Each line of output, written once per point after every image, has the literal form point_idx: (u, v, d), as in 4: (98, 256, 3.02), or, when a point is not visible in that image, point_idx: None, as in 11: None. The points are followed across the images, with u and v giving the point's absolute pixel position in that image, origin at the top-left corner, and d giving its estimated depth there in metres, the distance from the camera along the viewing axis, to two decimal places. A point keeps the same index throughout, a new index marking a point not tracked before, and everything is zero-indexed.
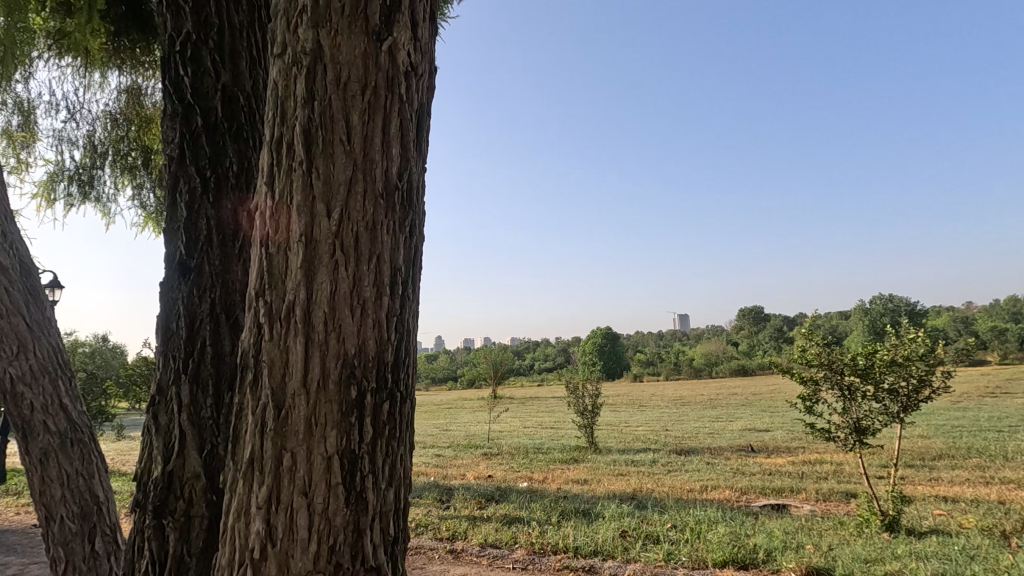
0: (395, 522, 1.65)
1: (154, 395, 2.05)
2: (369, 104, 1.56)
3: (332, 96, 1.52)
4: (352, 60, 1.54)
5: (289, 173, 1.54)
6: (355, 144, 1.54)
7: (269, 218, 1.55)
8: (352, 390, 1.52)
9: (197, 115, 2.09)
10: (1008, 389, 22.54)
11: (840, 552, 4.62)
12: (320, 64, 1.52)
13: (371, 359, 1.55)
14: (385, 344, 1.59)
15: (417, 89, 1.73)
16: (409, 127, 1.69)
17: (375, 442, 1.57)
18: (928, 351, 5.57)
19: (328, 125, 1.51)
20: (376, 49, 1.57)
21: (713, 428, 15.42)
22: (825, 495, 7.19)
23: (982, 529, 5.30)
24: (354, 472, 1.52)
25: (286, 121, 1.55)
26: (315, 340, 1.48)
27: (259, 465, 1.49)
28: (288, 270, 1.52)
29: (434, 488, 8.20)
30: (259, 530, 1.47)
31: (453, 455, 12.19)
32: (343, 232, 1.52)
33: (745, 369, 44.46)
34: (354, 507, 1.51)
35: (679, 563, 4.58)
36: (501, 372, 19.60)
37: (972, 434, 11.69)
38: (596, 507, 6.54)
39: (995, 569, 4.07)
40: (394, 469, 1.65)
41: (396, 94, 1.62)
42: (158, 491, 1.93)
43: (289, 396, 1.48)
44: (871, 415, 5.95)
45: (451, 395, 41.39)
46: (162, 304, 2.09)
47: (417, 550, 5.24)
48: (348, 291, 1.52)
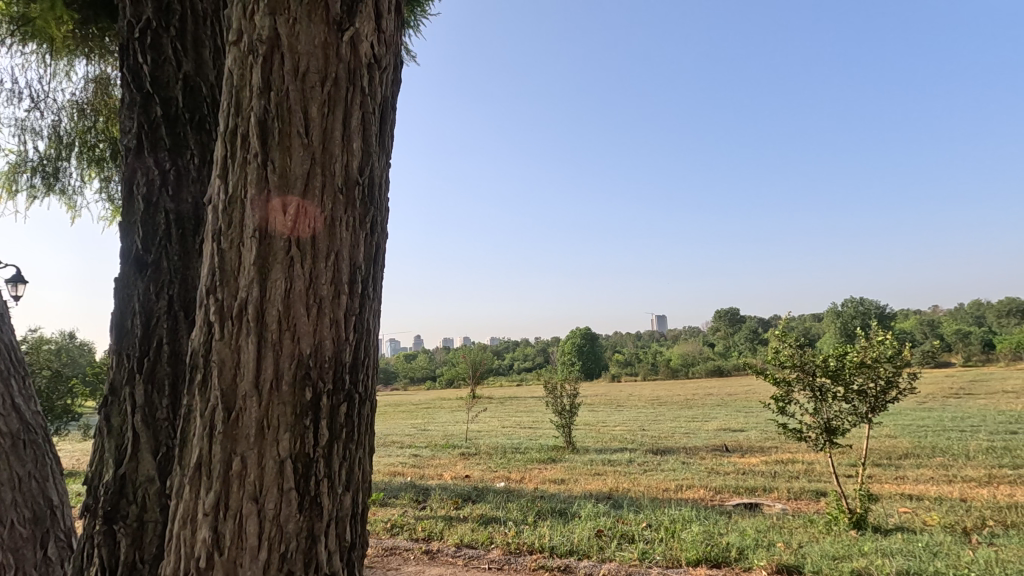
0: (352, 527, 1.63)
1: (107, 394, 1.99)
2: (329, 96, 1.54)
3: (290, 87, 1.50)
4: (311, 49, 1.52)
5: (243, 165, 1.51)
6: (313, 137, 1.51)
7: (222, 211, 1.52)
8: (307, 393, 1.49)
9: (157, 105, 2.04)
10: (970, 391, 23.36)
11: (809, 550, 4.70)
12: (277, 52, 1.50)
13: (327, 360, 1.52)
14: (343, 344, 1.57)
15: (380, 82, 1.71)
16: (371, 121, 1.67)
17: (331, 446, 1.54)
18: (894, 353, 5.72)
19: (284, 117, 1.49)
20: (336, 39, 1.55)
21: (689, 428, 15.59)
22: (796, 494, 7.32)
23: (945, 527, 5.45)
24: (308, 476, 1.49)
25: (241, 112, 1.52)
26: (268, 339, 1.46)
27: (207, 470, 1.46)
28: (240, 267, 1.49)
29: (411, 488, 8.14)
30: (206, 538, 1.43)
31: (431, 455, 12.13)
32: (299, 227, 1.49)
33: (720, 369, 45.22)
34: (308, 513, 1.48)
35: (652, 562, 4.61)
36: (480, 372, 19.56)
37: (937, 434, 12.03)
38: (572, 507, 6.57)
39: (956, 565, 4.18)
40: (351, 473, 1.62)
41: (357, 87, 1.60)
42: (109, 495, 1.87)
43: (240, 398, 1.45)
44: (841, 416, 6.09)
45: (430, 395, 41.21)
46: (116, 300, 2.02)
47: (392, 551, 5.20)
48: (304, 288, 1.49)
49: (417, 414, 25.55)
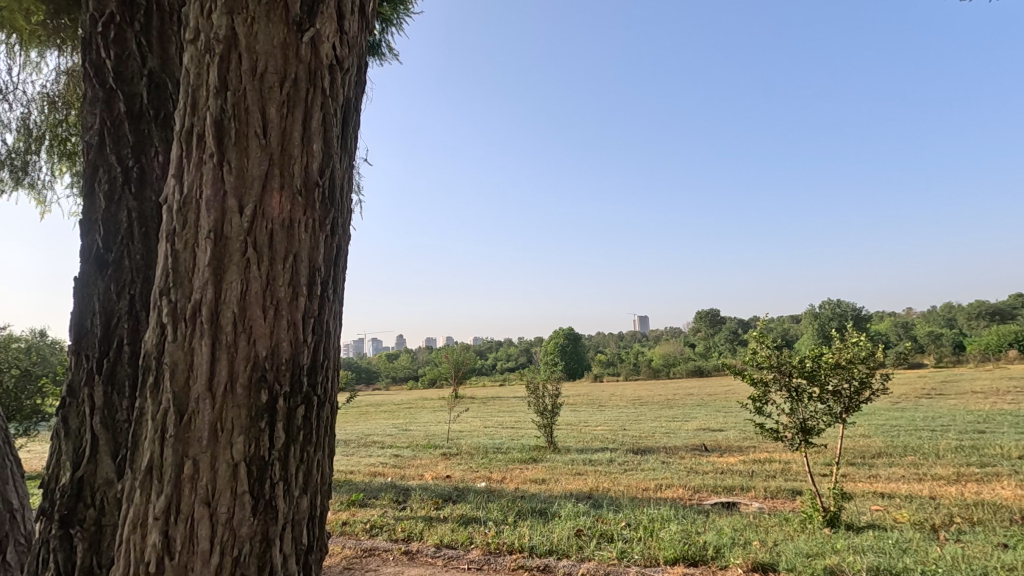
0: (310, 531, 1.65)
1: (65, 396, 1.96)
2: (288, 97, 1.59)
3: (248, 87, 1.55)
4: (270, 49, 1.57)
5: (199, 165, 1.55)
6: (271, 139, 1.57)
7: (177, 212, 1.55)
8: (262, 395, 1.52)
9: (121, 101, 2.00)
10: (940, 391, 23.99)
11: (784, 548, 4.79)
12: (236, 51, 1.55)
13: (284, 362, 1.55)
14: (301, 346, 1.60)
15: (342, 84, 1.76)
16: (333, 124, 1.73)
17: (288, 448, 1.57)
18: (868, 354, 5.84)
19: (241, 118, 1.54)
20: (296, 39, 1.61)
21: (669, 428, 15.74)
22: (772, 492, 7.44)
23: (914, 524, 5.60)
24: (263, 480, 1.52)
25: (197, 111, 1.57)
26: (223, 341, 1.49)
27: (158, 473, 1.48)
28: (195, 268, 1.52)
29: (391, 488, 8.09)
30: (156, 542, 1.45)
31: (412, 455, 12.08)
32: (256, 229, 1.54)
33: (701, 369, 45.75)
34: (262, 517, 1.50)
35: (631, 561, 4.65)
36: (462, 372, 19.51)
37: (909, 433, 12.32)
38: (552, 507, 6.59)
39: (924, 561, 4.29)
40: (309, 476, 1.65)
41: (318, 88, 1.66)
42: (66, 499, 1.83)
43: (193, 401, 1.48)
44: (816, 416, 6.20)
45: (412, 395, 40.93)
46: (76, 300, 1.98)
47: (371, 552, 5.16)
48: (260, 290, 1.53)
49: (399, 414, 25.39)
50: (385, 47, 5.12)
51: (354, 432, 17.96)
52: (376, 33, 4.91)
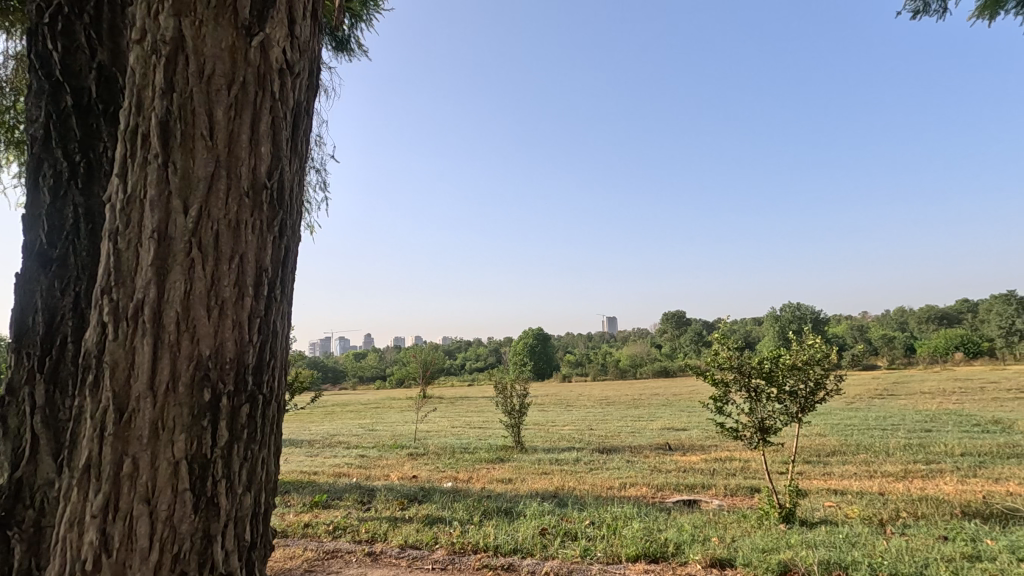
0: (253, 527, 1.64)
1: (5, 394, 1.88)
2: (236, 100, 1.61)
3: (194, 89, 1.56)
4: (218, 53, 1.59)
5: (144, 166, 1.54)
6: (218, 140, 1.57)
7: (120, 211, 1.54)
8: (205, 393, 1.51)
9: (68, 94, 1.94)
10: (891, 391, 25.07)
11: (741, 543, 4.93)
12: (182, 54, 1.55)
13: (228, 361, 1.55)
14: (246, 346, 1.59)
15: (292, 89, 1.78)
16: (283, 126, 1.74)
17: (232, 446, 1.56)
18: (822, 356, 6.07)
19: (188, 119, 1.54)
20: (245, 44, 1.63)
21: (634, 428, 15.99)
22: (732, 490, 7.66)
23: (864, 519, 5.84)
24: (205, 477, 1.50)
25: (143, 112, 1.56)
26: (165, 340, 1.48)
27: (95, 472, 1.44)
28: (138, 267, 1.50)
29: (356, 489, 7.98)
30: (92, 540, 1.42)
31: (378, 455, 11.96)
32: (201, 229, 1.54)
33: (667, 370, 46.66)
34: (204, 514, 1.49)
35: (594, 559, 4.71)
36: (430, 372, 19.39)
37: (861, 432, 12.84)
38: (518, 506, 6.63)
39: (872, 554, 4.48)
40: (254, 474, 1.64)
41: (267, 91, 1.68)
42: (3, 500, 1.75)
43: (134, 399, 1.46)
44: (774, 415, 6.39)
45: (380, 394, 40.45)
46: (17, 296, 1.90)
47: (334, 554, 5.07)
48: (205, 290, 1.53)
49: (366, 414, 25.09)
50: (354, 43, 5.07)
51: (319, 432, 17.63)
52: (345, 29, 4.85)
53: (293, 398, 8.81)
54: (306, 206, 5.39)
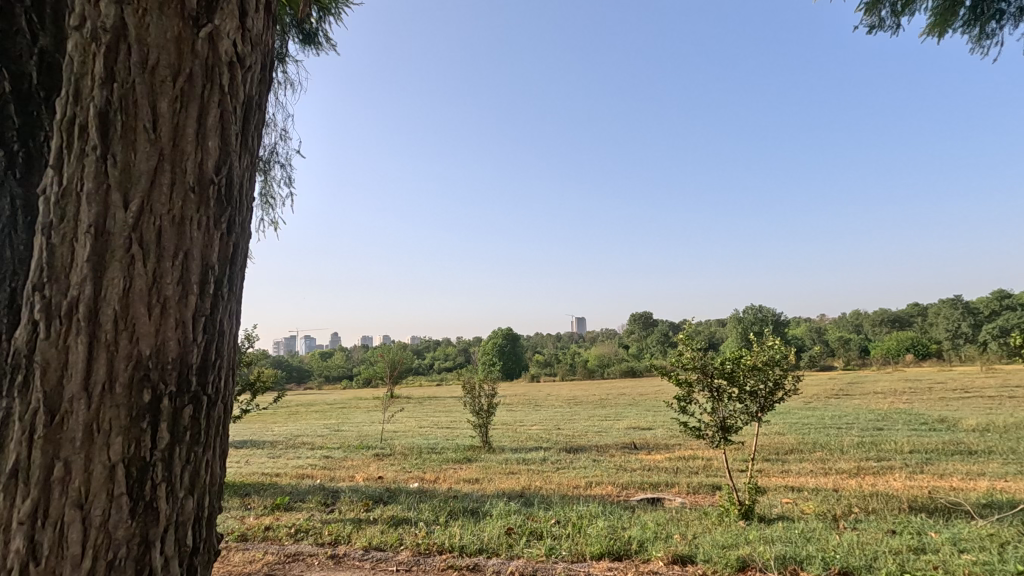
0: (195, 532, 1.61)
1: None
2: (181, 92, 1.57)
3: (137, 79, 1.52)
4: (162, 43, 1.55)
5: (81, 157, 1.48)
6: (162, 134, 1.54)
7: (55, 204, 1.48)
8: (145, 394, 1.47)
9: (7, 80, 1.85)
10: (846, 391, 26.06)
11: (702, 540, 5.04)
12: (124, 43, 1.51)
13: (170, 361, 1.51)
14: (190, 346, 1.56)
15: (243, 82, 1.76)
16: (232, 121, 1.71)
17: (173, 449, 1.52)
18: (781, 357, 6.26)
19: (129, 111, 1.50)
20: (192, 35, 1.60)
21: (601, 427, 16.18)
22: (695, 488, 7.82)
23: (818, 514, 6.05)
24: (144, 481, 1.47)
25: (80, 101, 1.50)
26: (102, 339, 1.43)
27: (24, 476, 1.39)
28: (73, 264, 1.45)
29: (320, 490, 7.84)
30: (20, 548, 1.37)
31: (343, 456, 11.77)
32: (142, 225, 1.49)
33: (634, 370, 47.43)
34: (142, 519, 1.46)
35: (559, 558, 4.74)
36: (398, 372, 19.20)
37: (817, 431, 13.29)
38: (484, 506, 6.62)
39: (825, 548, 4.65)
40: (197, 477, 1.61)
41: (216, 85, 1.65)
42: None
43: (67, 400, 1.41)
44: (735, 415, 6.56)
45: (346, 394, 39.85)
46: None
47: (295, 557, 4.97)
48: (146, 288, 1.49)
49: (331, 415, 24.66)
50: (322, 36, 4.97)
51: (282, 433, 17.24)
52: (312, 21, 4.76)
53: (255, 398, 8.59)
54: (271, 201, 5.26)
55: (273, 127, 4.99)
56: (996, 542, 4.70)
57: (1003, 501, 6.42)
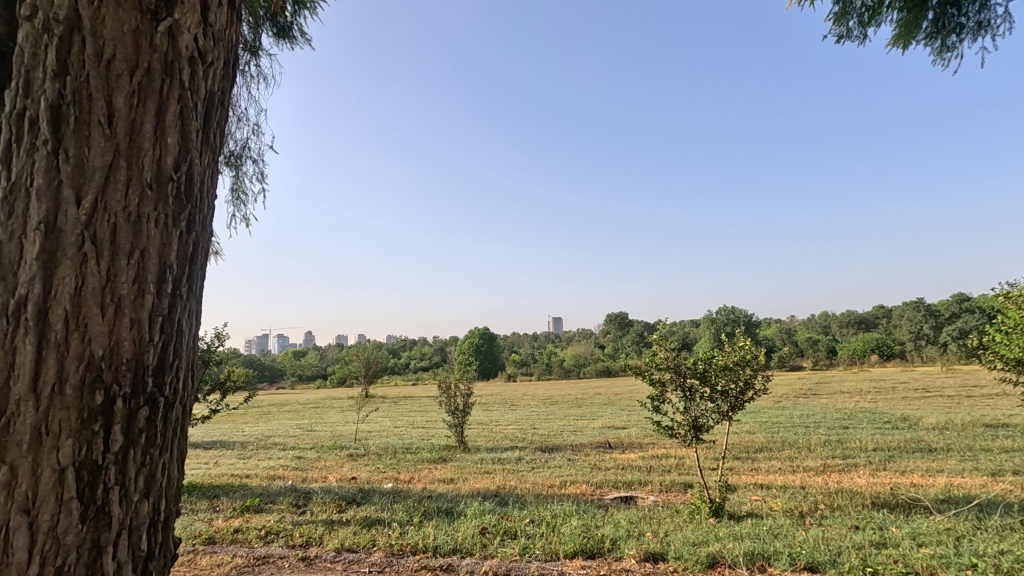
0: (150, 536, 1.59)
1: None
2: (139, 87, 1.56)
3: (91, 73, 1.49)
4: (118, 36, 1.53)
5: (31, 152, 1.45)
6: (118, 129, 1.52)
7: (2, 199, 1.43)
8: (97, 396, 1.44)
9: None
10: (814, 391, 26.77)
11: (674, 537, 5.12)
12: (78, 34, 1.48)
13: (124, 362, 1.49)
14: (146, 346, 1.54)
15: (204, 78, 1.74)
16: (192, 117, 1.70)
17: (127, 451, 1.50)
18: (751, 357, 6.40)
19: (83, 105, 1.47)
20: (150, 28, 1.58)
21: (576, 427, 16.29)
22: (667, 486, 7.94)
23: (786, 511, 6.20)
24: (95, 485, 1.45)
25: (30, 94, 1.46)
26: (52, 339, 1.40)
27: None
28: (21, 261, 1.41)
29: (291, 492, 7.71)
30: None
31: (316, 457, 11.60)
32: (96, 223, 1.47)
33: (609, 369, 47.88)
34: (93, 523, 1.44)
35: (533, 556, 4.76)
36: (373, 371, 19.01)
37: (786, 429, 13.61)
38: (459, 506, 6.60)
39: (791, 544, 4.77)
40: (151, 480, 1.59)
41: (175, 80, 1.64)
42: None
43: (12, 402, 1.36)
44: (706, 414, 6.67)
45: (320, 394, 39.28)
46: None
47: (265, 560, 4.87)
48: (99, 287, 1.46)
49: (304, 415, 24.26)
50: (297, 30, 4.89)
51: (253, 433, 16.89)
52: (287, 15, 4.68)
53: (224, 398, 8.39)
54: (242, 197, 5.15)
55: (245, 122, 4.88)
56: (952, 536, 4.88)
57: (959, 496, 6.68)
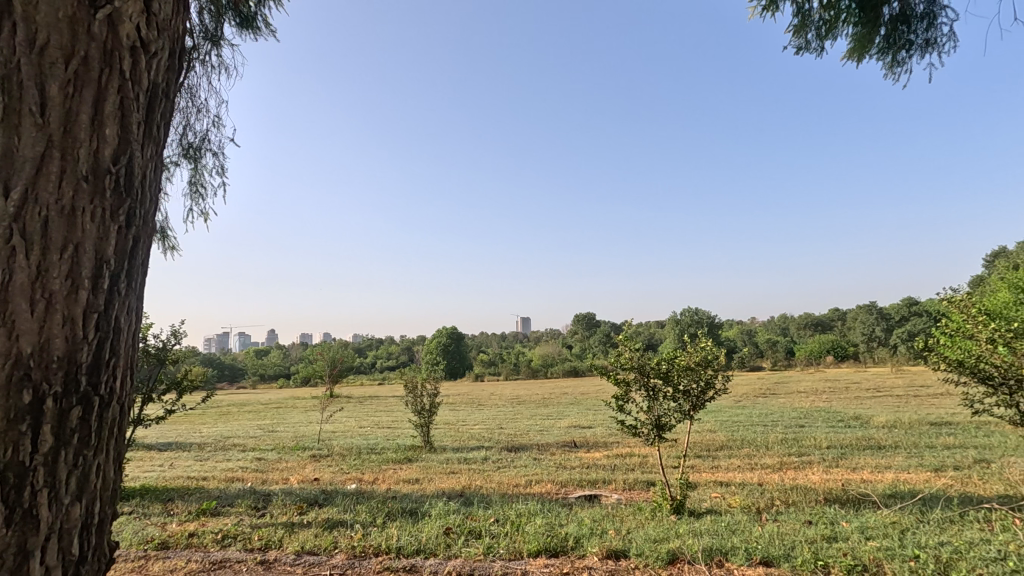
0: (82, 540, 1.56)
1: None
2: (75, 76, 1.53)
3: (22, 59, 1.46)
4: (53, 23, 1.50)
5: None
6: (51, 118, 1.48)
7: None
8: (25, 396, 1.39)
9: None
10: (773, 391, 27.63)
11: (635, 535, 5.21)
12: (9, 19, 1.45)
13: (56, 359, 1.45)
14: (80, 344, 1.51)
15: (146, 68, 1.73)
16: (133, 109, 1.68)
17: (58, 451, 1.47)
18: (712, 358, 6.57)
19: (14, 93, 1.44)
20: (88, 16, 1.56)
21: (543, 426, 16.39)
22: (630, 484, 8.07)
23: (744, 507, 6.38)
24: (23, 488, 1.40)
25: None
26: None
27: None
28: None
29: (250, 494, 7.52)
30: None
31: (277, 458, 11.34)
32: (25, 215, 1.42)
33: (577, 369, 48.37)
34: (20, 529, 1.39)
35: (497, 556, 4.77)
36: (338, 370, 18.70)
37: (746, 428, 14.00)
38: (423, 506, 6.56)
39: (748, 539, 4.91)
40: (84, 481, 1.56)
41: (115, 70, 1.62)
42: None
43: None
44: (669, 413, 6.80)
45: (282, 394, 38.40)
46: None
47: (222, 564, 4.74)
48: (29, 281, 1.42)
49: (265, 415, 23.69)
50: (261, 21, 4.78)
51: (211, 434, 16.39)
52: (250, 5, 4.56)
53: (181, 398, 8.12)
54: (201, 191, 4.99)
55: (205, 113, 4.73)
56: (897, 529, 5.12)
57: (905, 491, 7.00)
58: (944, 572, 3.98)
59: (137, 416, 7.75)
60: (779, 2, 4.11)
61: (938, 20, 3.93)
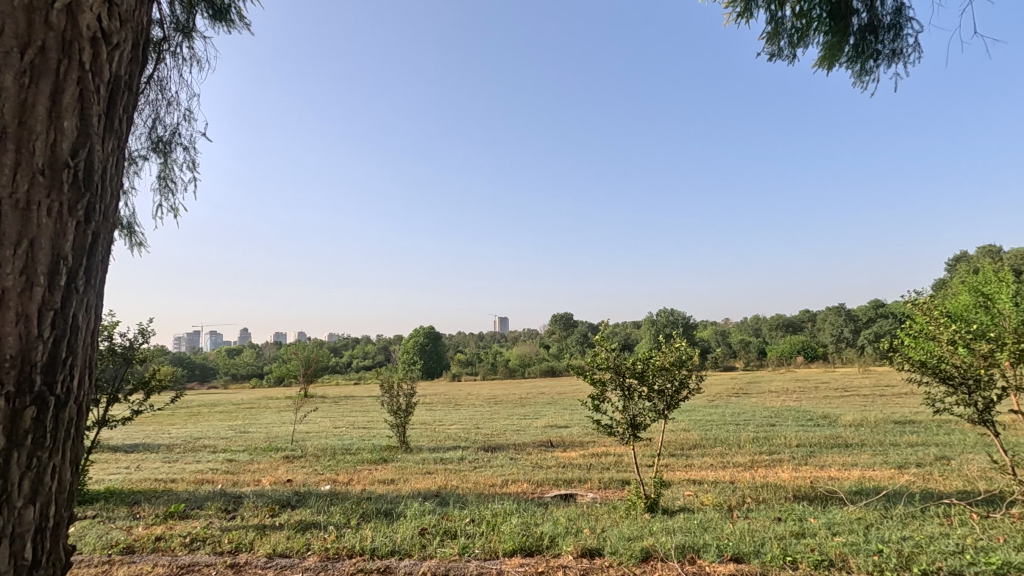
0: (36, 544, 1.52)
1: None
2: (32, 66, 1.48)
3: None
4: (9, 10, 1.46)
5: None
6: (6, 109, 1.43)
7: None
8: None
9: None
10: (745, 390, 28.17)
11: (610, 533, 5.26)
12: None
13: (10, 358, 1.40)
14: (35, 342, 1.47)
15: (107, 60, 1.70)
16: (93, 102, 1.65)
17: (11, 453, 1.42)
18: (685, 358, 6.68)
19: None
20: (45, 5, 1.52)
21: (519, 426, 16.43)
22: (606, 483, 8.14)
23: (716, 505, 6.49)
24: None
25: None
26: None
27: None
28: None
29: (221, 496, 7.36)
30: None
31: (249, 459, 11.13)
32: None
33: (554, 369, 48.58)
34: None
35: (472, 556, 4.76)
36: (312, 370, 18.44)
37: (719, 427, 14.24)
38: (398, 507, 6.50)
39: (720, 537, 5.00)
40: (38, 484, 1.51)
41: (74, 61, 1.58)
42: None
43: None
44: (644, 412, 6.88)
45: (255, 393, 37.68)
46: None
47: (190, 568, 4.63)
48: None
49: (237, 415, 23.22)
50: (235, 13, 4.67)
51: (180, 435, 16.00)
52: None
53: (149, 398, 7.90)
54: (171, 186, 4.87)
55: (176, 106, 4.62)
56: (862, 525, 5.26)
57: (870, 488, 7.22)
58: (906, 566, 4.10)
59: (103, 416, 7.53)
60: (752, 9, 4.20)
61: (904, 31, 4.09)
